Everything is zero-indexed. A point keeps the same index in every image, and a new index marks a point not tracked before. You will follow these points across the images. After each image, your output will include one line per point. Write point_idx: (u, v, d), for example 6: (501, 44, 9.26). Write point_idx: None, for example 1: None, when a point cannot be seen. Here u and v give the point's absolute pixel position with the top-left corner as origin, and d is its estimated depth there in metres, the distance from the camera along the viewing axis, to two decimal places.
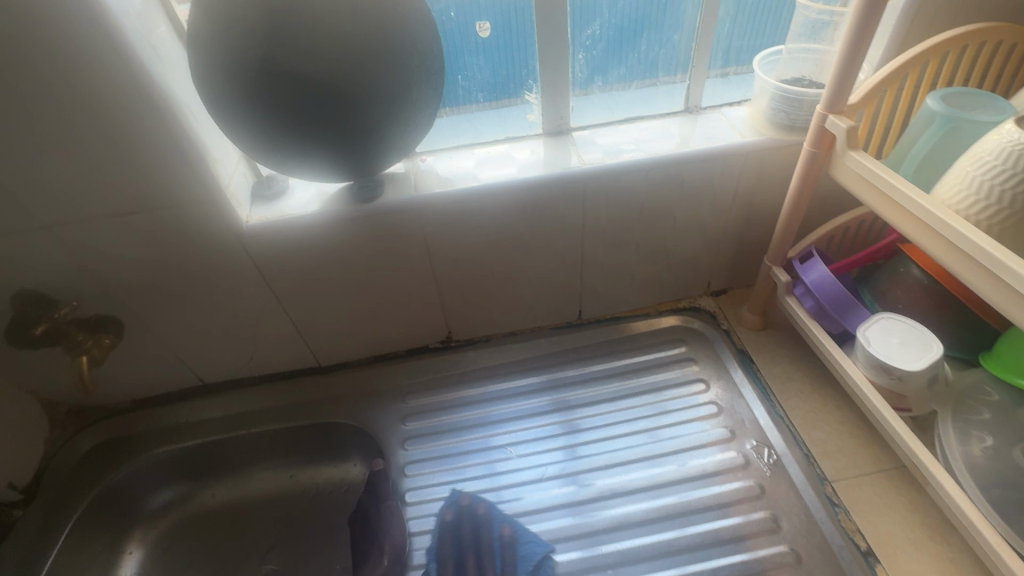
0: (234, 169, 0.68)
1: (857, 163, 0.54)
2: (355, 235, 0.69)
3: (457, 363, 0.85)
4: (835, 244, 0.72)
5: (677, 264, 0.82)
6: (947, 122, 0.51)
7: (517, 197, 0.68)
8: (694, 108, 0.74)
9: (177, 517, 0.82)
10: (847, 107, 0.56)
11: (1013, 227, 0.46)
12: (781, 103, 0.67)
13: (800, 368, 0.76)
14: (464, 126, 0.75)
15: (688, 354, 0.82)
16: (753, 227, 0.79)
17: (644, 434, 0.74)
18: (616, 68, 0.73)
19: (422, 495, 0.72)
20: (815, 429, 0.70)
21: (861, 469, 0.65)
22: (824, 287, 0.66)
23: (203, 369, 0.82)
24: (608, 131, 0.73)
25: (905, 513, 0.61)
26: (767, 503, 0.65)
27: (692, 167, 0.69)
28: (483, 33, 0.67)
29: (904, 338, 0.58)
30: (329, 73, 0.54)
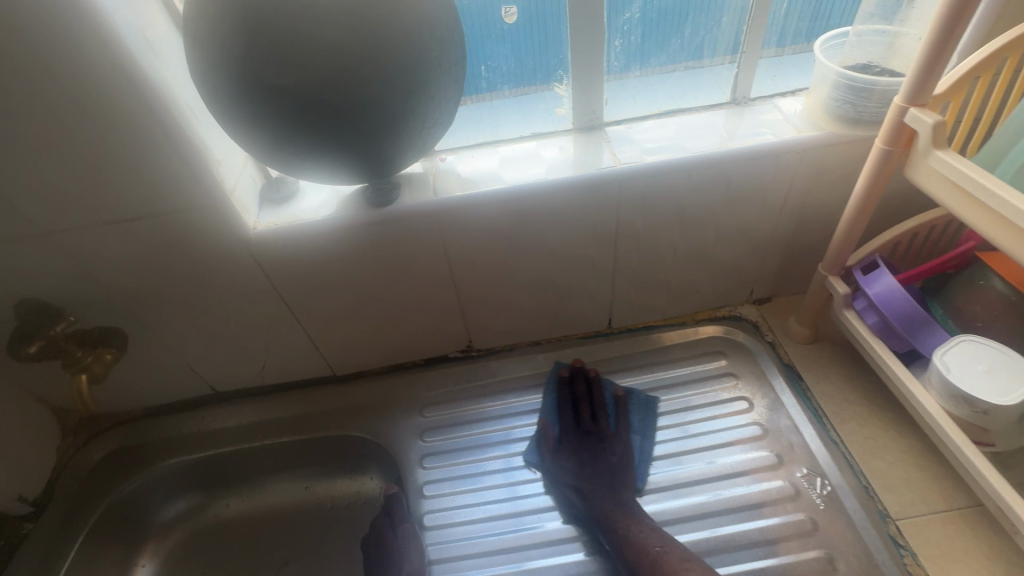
0: (241, 171, 0.63)
1: (944, 164, 0.47)
2: (370, 241, 0.64)
3: (479, 374, 0.80)
4: (900, 252, 0.65)
5: (717, 271, 0.75)
6: None
7: (545, 200, 0.62)
8: (743, 99, 0.66)
9: (190, 529, 0.79)
10: (932, 98, 0.48)
11: None
12: (846, 92, 0.59)
13: (856, 387, 0.69)
14: (487, 121, 0.69)
15: (728, 368, 0.75)
16: (804, 231, 0.71)
17: (679, 457, 0.69)
18: (655, 55, 0.66)
19: (441, 518, 0.68)
20: (874, 457, 0.63)
21: (929, 506, 0.58)
22: (892, 302, 0.58)
23: (215, 379, 0.79)
24: (645, 125, 0.66)
25: (982, 559, 0.54)
26: (820, 541, 0.59)
27: (740, 166, 0.62)
28: (509, 18, 0.61)
29: (992, 365, 0.50)
30: (341, 67, 0.49)
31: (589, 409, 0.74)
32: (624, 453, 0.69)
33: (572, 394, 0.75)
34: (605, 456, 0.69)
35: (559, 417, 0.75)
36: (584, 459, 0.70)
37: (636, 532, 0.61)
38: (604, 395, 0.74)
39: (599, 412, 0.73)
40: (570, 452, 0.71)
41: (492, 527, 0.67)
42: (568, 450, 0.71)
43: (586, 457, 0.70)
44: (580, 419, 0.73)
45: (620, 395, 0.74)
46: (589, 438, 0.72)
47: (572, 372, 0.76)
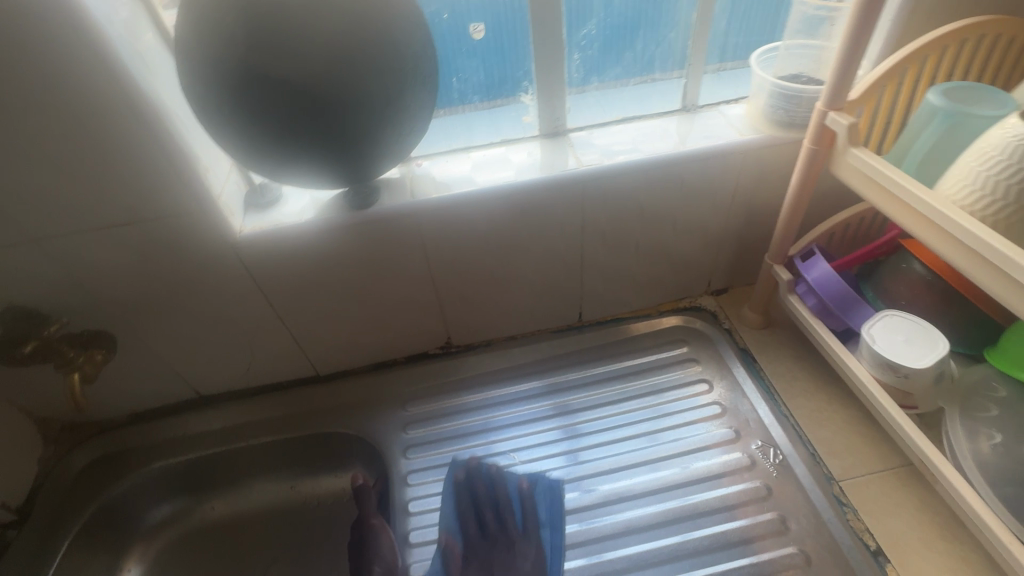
0: (226, 177, 0.67)
1: (860, 160, 0.54)
2: (352, 242, 0.68)
3: (457, 369, 0.84)
4: (835, 241, 0.72)
5: (677, 264, 0.81)
6: (949, 117, 0.50)
7: (514, 200, 0.67)
8: (692, 106, 0.73)
9: (177, 532, 0.81)
10: (847, 103, 0.55)
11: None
12: (779, 100, 0.66)
13: (803, 366, 0.76)
14: (460, 128, 0.74)
15: (690, 354, 0.81)
16: (753, 225, 0.78)
17: (651, 436, 0.74)
18: (611, 68, 0.72)
19: (424, 504, 0.72)
20: (820, 427, 0.69)
21: (867, 467, 0.65)
22: (828, 285, 0.65)
23: (199, 382, 0.81)
24: (606, 130, 0.72)
25: (913, 511, 0.61)
26: (774, 504, 0.65)
27: (691, 165, 0.68)
28: (477, 34, 0.66)
29: (910, 335, 0.57)
30: (324, 81, 0.53)
31: (490, 511, 0.70)
32: (532, 558, 0.65)
33: (472, 495, 0.70)
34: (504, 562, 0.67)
35: (462, 526, 0.69)
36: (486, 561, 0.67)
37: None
38: (531, 507, 0.68)
39: (506, 514, 0.69)
40: (479, 568, 0.66)
41: None
42: (477, 565, 0.67)
43: (496, 571, 0.66)
44: (484, 522, 0.69)
45: (524, 487, 0.70)
46: (494, 541, 0.68)
47: (467, 472, 0.71)
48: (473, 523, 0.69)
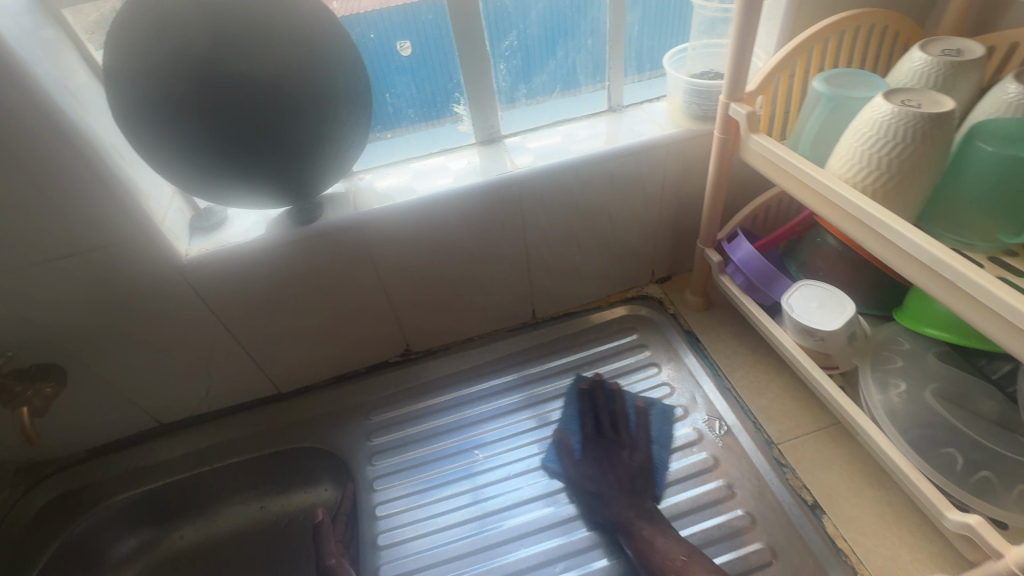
0: (169, 203, 0.68)
1: (759, 144, 0.59)
2: (299, 257, 0.70)
3: (420, 373, 0.87)
4: (759, 223, 0.77)
5: (619, 256, 0.86)
6: (831, 100, 0.56)
7: (454, 205, 0.71)
8: (618, 106, 0.78)
9: (145, 563, 0.80)
10: (747, 94, 0.60)
11: (898, 187, 0.50)
12: (693, 96, 0.71)
13: (742, 342, 0.80)
14: (399, 141, 0.76)
15: (639, 340, 0.86)
16: (685, 214, 0.83)
17: (626, 413, 0.78)
18: (537, 76, 0.75)
19: (390, 508, 0.74)
20: (759, 396, 0.74)
21: (802, 429, 0.69)
22: (751, 263, 0.70)
23: (159, 410, 0.81)
24: (537, 135, 0.76)
25: (844, 464, 0.65)
26: (721, 472, 0.69)
27: (619, 161, 0.73)
28: (405, 52, 0.69)
29: (822, 301, 0.62)
30: (252, 100, 0.55)
31: (609, 419, 0.76)
32: (643, 458, 0.71)
33: (591, 402, 0.78)
34: (637, 470, 0.70)
35: (580, 426, 0.77)
36: (599, 456, 0.73)
37: (649, 533, 0.63)
38: (642, 427, 0.73)
39: (620, 424, 0.75)
40: (592, 456, 0.73)
41: (455, 503, 0.73)
42: (590, 458, 0.73)
43: (609, 463, 0.72)
44: (601, 428, 0.76)
45: (586, 387, 0.79)
46: (606, 445, 0.74)
47: (593, 384, 0.79)
48: (591, 429, 0.76)
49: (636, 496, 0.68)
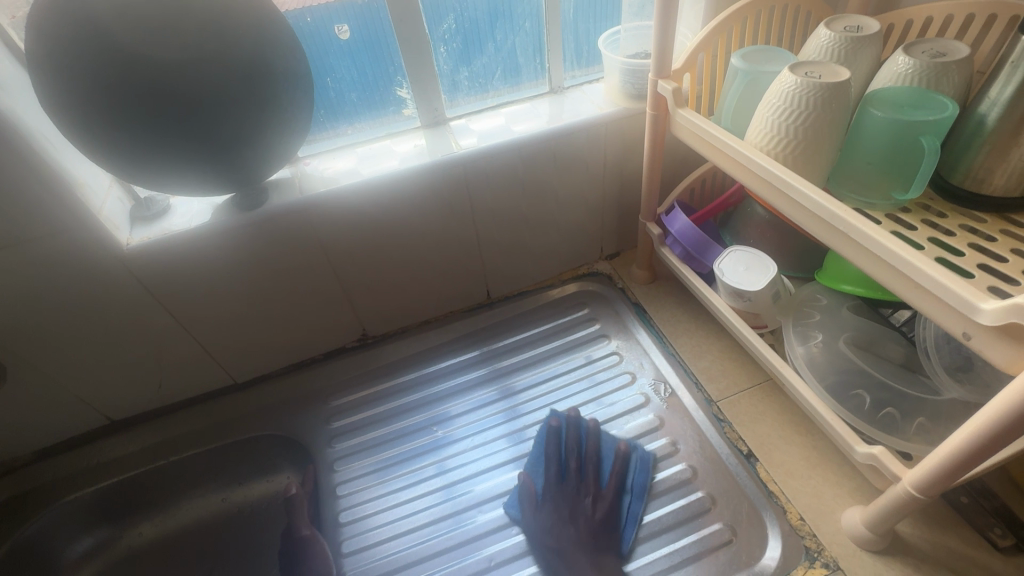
0: (106, 192, 0.67)
1: (685, 119, 0.63)
2: (246, 243, 0.70)
3: (380, 356, 0.88)
4: (695, 197, 0.82)
5: (567, 233, 0.89)
6: (747, 76, 0.60)
7: (401, 186, 0.72)
8: (558, 88, 0.81)
9: (103, 561, 0.79)
10: (673, 71, 0.64)
11: (804, 154, 0.55)
12: (629, 76, 0.74)
13: (684, 310, 0.85)
14: (343, 125, 0.77)
15: (591, 314, 0.90)
16: (628, 191, 0.87)
17: (583, 380, 0.81)
18: (478, 59, 0.77)
19: (352, 486, 0.76)
20: (700, 359, 0.78)
21: (739, 386, 0.74)
22: (686, 233, 0.74)
23: (109, 406, 0.79)
24: (481, 117, 0.78)
25: (775, 416, 0.70)
26: (666, 431, 0.73)
27: (560, 140, 0.76)
28: (344, 35, 0.69)
29: (749, 264, 0.66)
30: (183, 85, 0.56)
31: (578, 462, 0.72)
32: (612, 513, 0.67)
33: (558, 443, 0.73)
34: (609, 525, 0.66)
35: (544, 469, 0.72)
36: (562, 505, 0.68)
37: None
38: (614, 477, 0.68)
39: (593, 471, 0.70)
40: (554, 507, 0.68)
41: (420, 475, 0.76)
42: (549, 507, 0.68)
43: (574, 517, 0.67)
44: (568, 472, 0.71)
45: (557, 423, 0.74)
46: (569, 492, 0.69)
47: (562, 420, 0.75)
48: (556, 472, 0.70)
49: (598, 553, 0.64)
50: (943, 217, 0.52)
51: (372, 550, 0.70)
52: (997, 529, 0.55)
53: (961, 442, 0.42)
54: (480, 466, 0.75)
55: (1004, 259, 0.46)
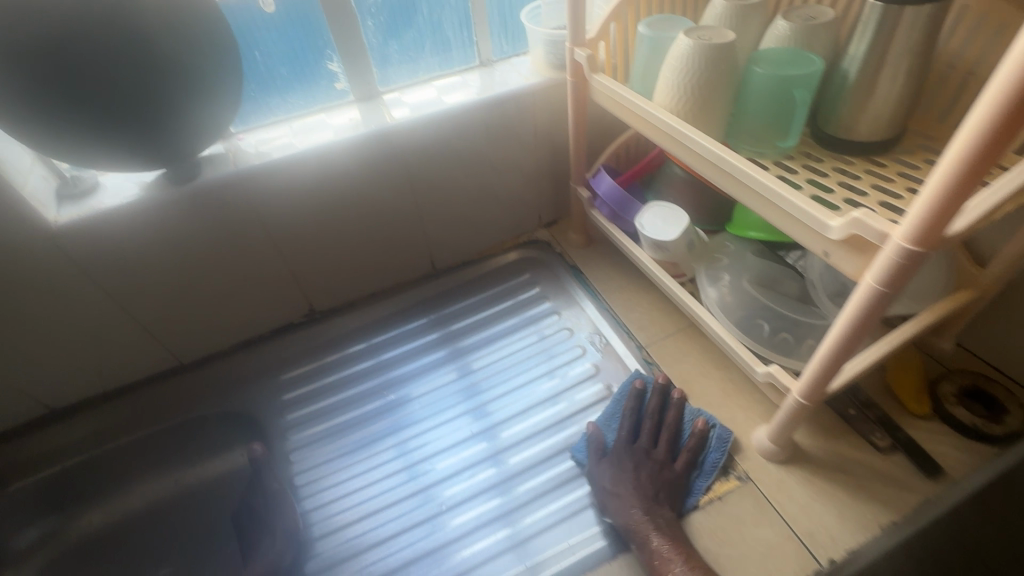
0: (29, 171, 0.65)
1: (600, 84, 0.68)
2: (183, 218, 0.70)
3: (328, 329, 0.90)
4: (621, 162, 0.88)
5: (505, 202, 0.93)
6: (652, 42, 0.65)
7: (337, 157, 0.74)
8: (488, 62, 0.85)
9: (49, 553, 0.77)
10: (588, 40, 0.69)
11: (700, 112, 0.61)
12: (551, 47, 0.78)
13: (617, 269, 0.91)
14: (275, 101, 0.78)
15: (532, 278, 0.95)
16: (559, 159, 0.92)
17: (526, 337, 0.87)
18: (407, 33, 0.79)
19: (308, 450, 0.78)
20: (632, 311, 0.85)
21: (666, 332, 0.81)
22: (612, 194, 0.79)
23: (47, 394, 0.78)
24: (413, 91, 0.82)
25: (698, 356, 0.77)
26: (602, 377, 0.79)
27: (491, 109, 0.79)
28: (269, 8, 0.70)
29: (665, 217, 0.72)
30: (104, 50, 0.55)
31: (663, 429, 0.68)
32: (679, 481, 0.64)
33: (641, 407, 0.69)
34: (672, 488, 0.63)
35: (637, 429, 0.69)
36: (630, 463, 0.65)
37: (658, 542, 0.58)
38: (694, 445, 0.65)
39: (671, 437, 0.67)
40: (630, 454, 0.66)
41: (375, 434, 0.79)
42: (613, 458, 0.66)
43: (638, 468, 0.64)
44: (644, 437, 0.67)
45: (641, 386, 0.70)
46: (644, 451, 0.66)
47: (647, 386, 0.70)
48: (637, 439, 0.67)
49: (657, 502, 0.61)
50: (820, 162, 0.60)
51: (330, 504, 0.73)
52: (876, 434, 0.64)
53: (828, 347, 0.49)
54: (431, 421, 0.80)
55: (863, 193, 0.54)
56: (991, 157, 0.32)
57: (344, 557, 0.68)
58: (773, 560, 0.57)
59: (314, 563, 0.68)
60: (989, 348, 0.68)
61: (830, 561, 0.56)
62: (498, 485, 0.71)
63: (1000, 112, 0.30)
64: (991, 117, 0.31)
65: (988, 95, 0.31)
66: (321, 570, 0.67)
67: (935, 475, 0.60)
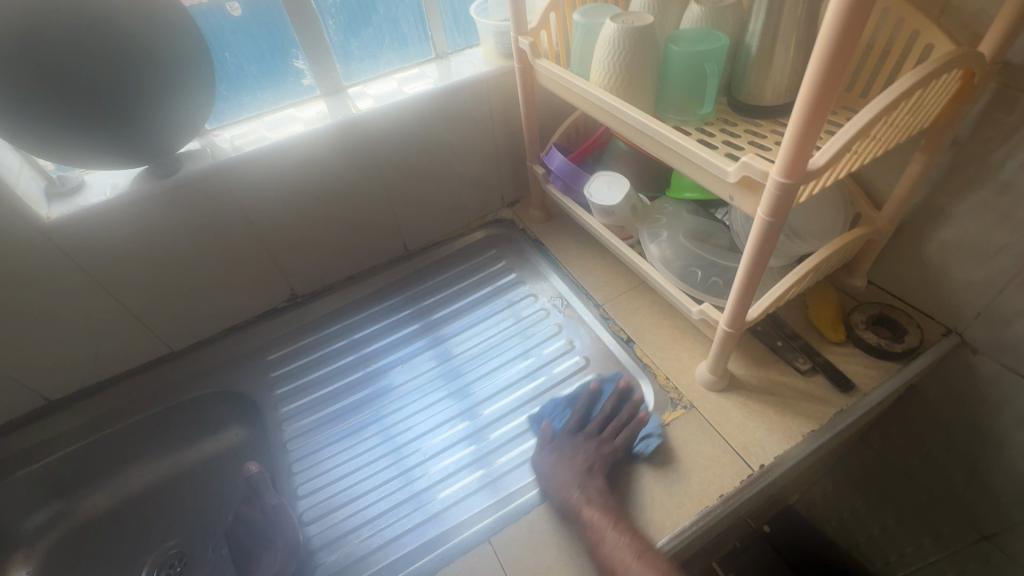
0: (19, 173, 0.70)
1: (543, 68, 0.75)
2: (167, 210, 0.76)
3: (311, 312, 0.97)
4: (572, 140, 0.96)
5: (469, 184, 1.01)
6: (585, 28, 0.74)
7: (307, 147, 0.80)
8: (443, 54, 0.92)
9: (60, 533, 0.84)
10: (530, 30, 0.77)
11: (629, 87, 0.70)
12: (501, 38, 0.86)
13: (575, 239, 0.99)
14: (246, 99, 0.84)
15: (498, 254, 1.04)
16: (516, 141, 1.00)
17: (494, 305, 0.95)
18: (366, 30, 0.86)
19: (298, 418, 0.85)
20: (589, 275, 0.93)
21: (620, 290, 0.90)
22: (563, 168, 0.87)
23: (46, 386, 0.82)
24: (375, 84, 0.88)
25: (649, 309, 0.86)
26: (567, 334, 0.87)
27: (450, 97, 0.86)
28: (236, 12, 0.76)
29: (610, 184, 0.80)
30: (75, 66, 0.61)
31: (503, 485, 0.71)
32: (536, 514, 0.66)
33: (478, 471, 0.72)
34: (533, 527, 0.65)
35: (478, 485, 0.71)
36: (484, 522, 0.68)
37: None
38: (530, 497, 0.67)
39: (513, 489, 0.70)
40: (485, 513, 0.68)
41: (360, 399, 0.86)
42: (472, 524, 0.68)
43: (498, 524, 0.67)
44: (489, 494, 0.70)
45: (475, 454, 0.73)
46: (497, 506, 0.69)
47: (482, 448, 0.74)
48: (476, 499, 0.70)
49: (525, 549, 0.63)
50: (734, 126, 0.69)
51: (321, 462, 0.80)
52: (800, 359, 0.74)
53: (740, 281, 0.58)
54: (409, 385, 0.87)
55: (768, 148, 0.62)
56: (827, 100, 0.41)
57: (335, 506, 0.75)
58: (713, 470, 0.66)
59: (308, 513, 0.74)
60: (894, 281, 0.79)
61: (761, 466, 0.66)
62: (476, 433, 0.79)
63: (826, 65, 0.40)
64: (819, 72, 0.40)
65: (818, 50, 0.40)
66: (314, 518, 0.74)
67: (849, 390, 0.70)
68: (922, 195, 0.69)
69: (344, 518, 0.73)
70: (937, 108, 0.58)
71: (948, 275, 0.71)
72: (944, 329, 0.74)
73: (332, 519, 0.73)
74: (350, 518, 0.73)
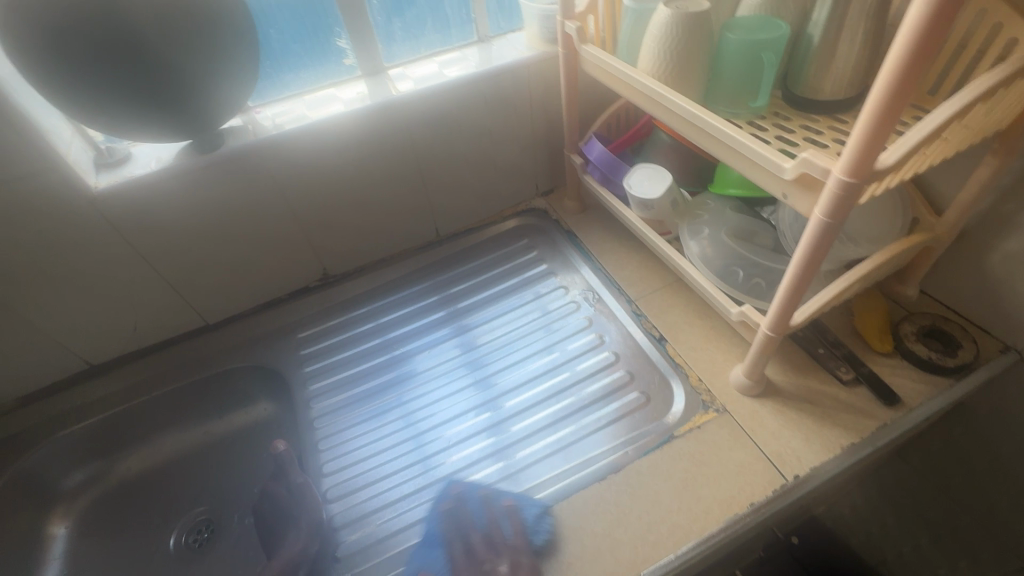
0: (70, 142, 0.72)
1: (590, 54, 0.73)
2: (209, 185, 0.77)
3: (341, 292, 0.98)
4: (612, 130, 0.94)
5: (504, 171, 0.99)
6: (637, 13, 0.71)
7: (346, 127, 0.80)
8: (485, 37, 0.91)
9: (96, 492, 0.87)
10: (578, 14, 0.75)
11: (678, 75, 0.67)
12: (546, 22, 0.84)
13: (609, 232, 0.97)
14: (289, 77, 0.84)
15: (529, 245, 1.02)
16: (555, 129, 0.98)
17: (521, 296, 0.94)
18: (409, 10, 0.85)
19: (324, 397, 0.86)
20: (622, 270, 0.91)
21: (654, 287, 0.87)
22: (602, 158, 0.85)
23: (89, 350, 0.85)
24: (416, 65, 0.88)
25: (683, 308, 0.84)
26: (596, 329, 0.86)
27: (491, 81, 0.85)
28: None
29: (651, 177, 0.77)
30: (121, 40, 0.61)
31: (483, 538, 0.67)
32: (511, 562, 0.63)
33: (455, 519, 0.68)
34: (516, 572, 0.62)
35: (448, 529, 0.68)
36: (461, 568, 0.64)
37: None
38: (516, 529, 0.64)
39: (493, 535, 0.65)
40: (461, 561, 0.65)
41: (386, 382, 0.87)
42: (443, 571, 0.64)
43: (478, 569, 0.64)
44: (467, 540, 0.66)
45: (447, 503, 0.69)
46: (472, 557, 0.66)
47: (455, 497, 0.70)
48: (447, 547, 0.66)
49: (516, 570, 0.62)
50: (788, 121, 0.65)
51: (345, 441, 0.80)
52: (842, 368, 0.70)
53: (787, 282, 0.55)
54: (434, 371, 0.87)
55: (825, 145, 0.59)
56: (905, 95, 0.38)
57: (357, 487, 0.75)
58: (744, 477, 0.64)
59: (331, 491, 0.75)
60: (950, 292, 0.74)
61: (795, 476, 0.64)
62: (496, 424, 0.78)
63: (904, 63, 0.37)
64: (897, 69, 0.37)
65: (898, 45, 0.37)
66: (337, 496, 0.75)
67: (894, 403, 0.67)
68: (989, 201, 0.65)
69: (366, 498, 0.74)
70: (1016, 109, 0.54)
71: (1010, 288, 0.67)
72: (1002, 345, 0.70)
73: (354, 499, 0.74)
74: (371, 500, 0.74)
